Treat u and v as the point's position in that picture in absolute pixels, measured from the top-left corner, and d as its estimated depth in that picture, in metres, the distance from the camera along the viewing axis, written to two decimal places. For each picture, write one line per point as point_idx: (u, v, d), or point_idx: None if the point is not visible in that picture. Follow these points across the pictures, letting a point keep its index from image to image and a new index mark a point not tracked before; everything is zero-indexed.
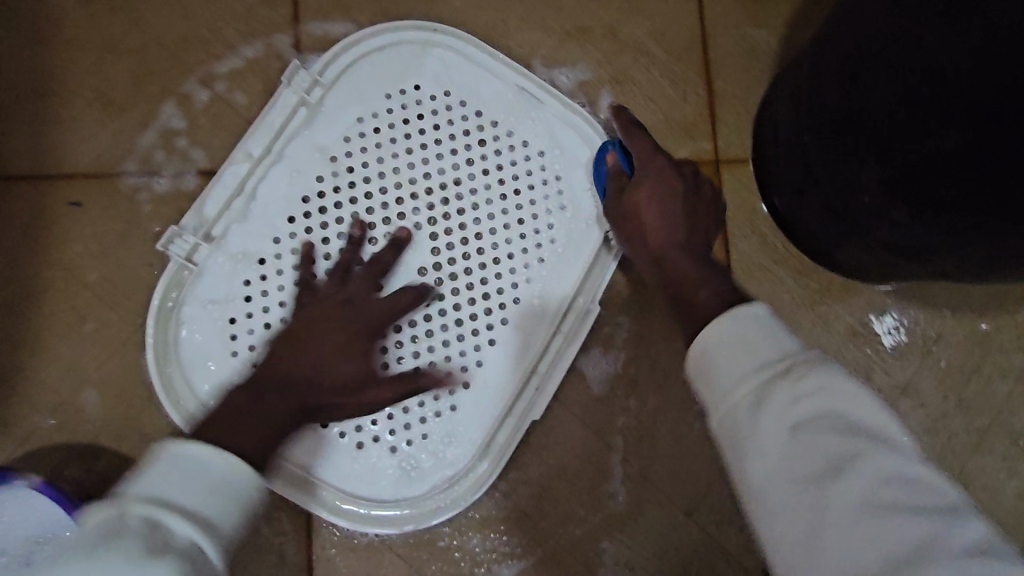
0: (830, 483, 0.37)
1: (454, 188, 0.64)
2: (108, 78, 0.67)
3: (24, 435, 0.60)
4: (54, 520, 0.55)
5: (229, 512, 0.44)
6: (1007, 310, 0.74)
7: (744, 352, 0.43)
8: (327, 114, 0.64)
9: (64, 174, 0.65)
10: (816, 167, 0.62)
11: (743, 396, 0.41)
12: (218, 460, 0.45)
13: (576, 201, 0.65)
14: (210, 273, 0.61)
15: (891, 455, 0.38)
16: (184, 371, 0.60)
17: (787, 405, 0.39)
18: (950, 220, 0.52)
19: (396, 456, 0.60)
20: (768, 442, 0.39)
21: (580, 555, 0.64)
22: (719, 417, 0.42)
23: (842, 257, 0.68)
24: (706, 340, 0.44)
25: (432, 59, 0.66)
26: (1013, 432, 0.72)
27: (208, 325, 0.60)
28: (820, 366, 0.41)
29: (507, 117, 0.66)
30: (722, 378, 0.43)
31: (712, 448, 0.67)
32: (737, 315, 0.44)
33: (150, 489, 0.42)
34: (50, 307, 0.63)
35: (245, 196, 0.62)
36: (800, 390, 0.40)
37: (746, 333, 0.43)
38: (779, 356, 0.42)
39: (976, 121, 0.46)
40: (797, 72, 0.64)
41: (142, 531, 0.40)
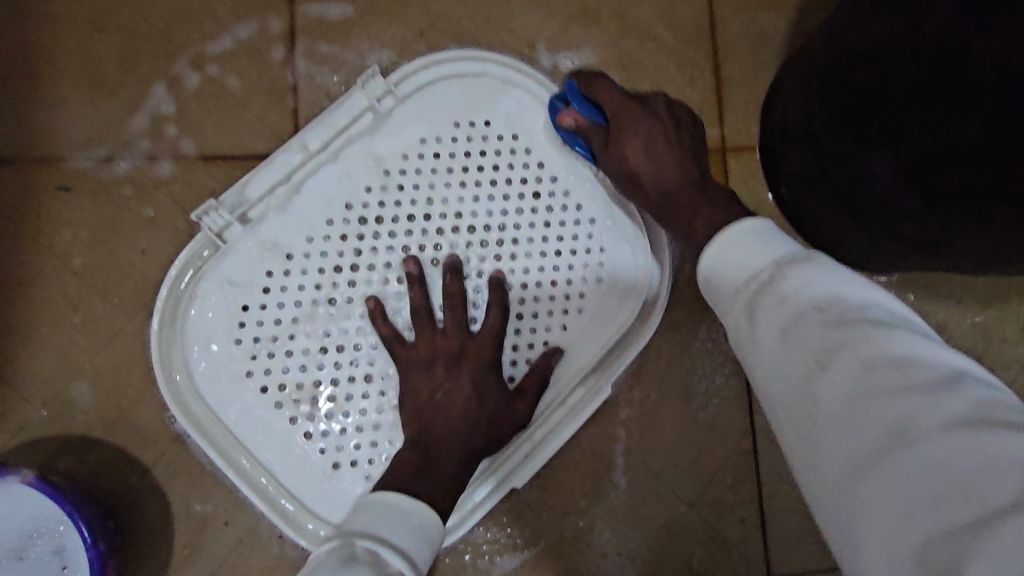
0: (822, 370, 0.37)
1: (492, 223, 0.63)
2: (96, 58, 0.64)
3: (17, 427, 0.59)
4: (48, 516, 0.53)
5: (419, 546, 0.45)
6: (1012, 301, 0.73)
7: (739, 260, 0.45)
8: (393, 126, 0.63)
9: (51, 158, 0.63)
10: (824, 154, 0.60)
11: (740, 308, 0.43)
12: (424, 515, 0.47)
13: (615, 272, 0.64)
14: (235, 253, 0.59)
15: (897, 335, 0.37)
16: (187, 345, 0.59)
17: (774, 306, 0.41)
18: (963, 213, 0.51)
19: (366, 486, 0.59)
20: (769, 351, 0.41)
21: (583, 546, 0.64)
22: (730, 328, 0.45)
23: (849, 248, 0.67)
24: (708, 256, 0.48)
25: (511, 99, 0.65)
26: None
27: (220, 308, 0.59)
28: (802, 266, 0.42)
29: (567, 169, 0.64)
30: (725, 290, 0.45)
31: (715, 439, 0.67)
32: (732, 228, 0.47)
33: (369, 529, 0.44)
34: (40, 296, 0.61)
35: (290, 185, 0.60)
36: (796, 293, 0.40)
37: (742, 245, 0.45)
38: (769, 262, 0.43)
39: (995, 113, 0.45)
40: (806, 58, 0.62)
41: (369, 558, 0.40)
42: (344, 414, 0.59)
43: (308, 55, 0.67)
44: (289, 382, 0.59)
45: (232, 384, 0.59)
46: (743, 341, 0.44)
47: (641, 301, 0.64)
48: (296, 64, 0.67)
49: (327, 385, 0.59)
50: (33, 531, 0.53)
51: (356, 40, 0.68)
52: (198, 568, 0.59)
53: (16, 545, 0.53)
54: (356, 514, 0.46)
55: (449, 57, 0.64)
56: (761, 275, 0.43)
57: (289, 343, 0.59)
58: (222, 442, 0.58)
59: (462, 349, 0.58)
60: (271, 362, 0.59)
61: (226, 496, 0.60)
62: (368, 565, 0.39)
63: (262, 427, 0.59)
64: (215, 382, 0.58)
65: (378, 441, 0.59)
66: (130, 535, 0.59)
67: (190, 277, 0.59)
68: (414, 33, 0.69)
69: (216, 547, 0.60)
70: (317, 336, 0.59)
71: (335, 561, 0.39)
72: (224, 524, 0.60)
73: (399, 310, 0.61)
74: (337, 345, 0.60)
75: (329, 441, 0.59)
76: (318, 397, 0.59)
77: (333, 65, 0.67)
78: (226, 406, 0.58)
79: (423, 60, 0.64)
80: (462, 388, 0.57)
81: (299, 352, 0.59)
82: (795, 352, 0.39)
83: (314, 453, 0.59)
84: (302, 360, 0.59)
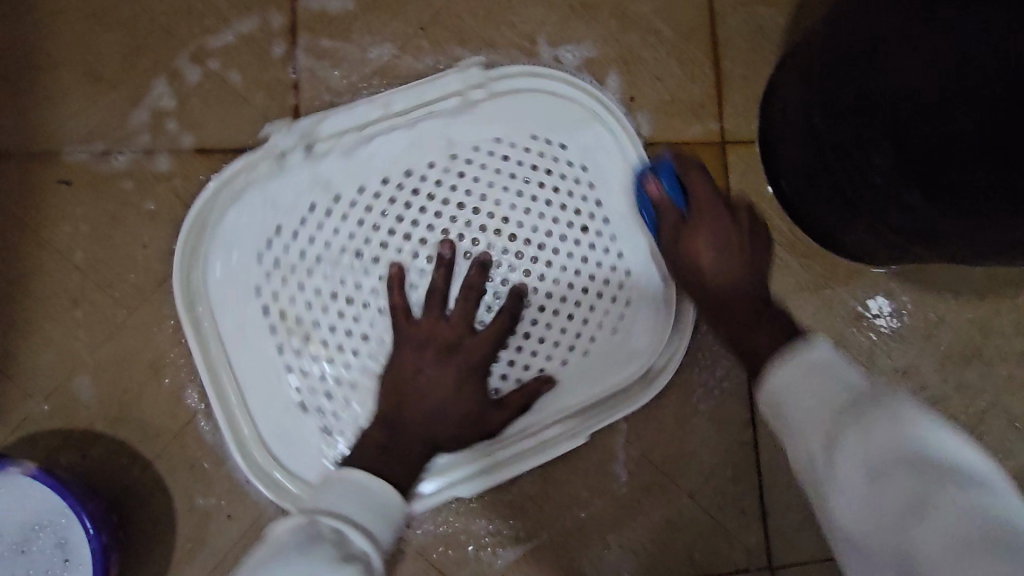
0: (912, 525, 0.36)
1: (535, 220, 0.62)
2: (96, 51, 0.64)
3: (19, 420, 0.59)
4: (50, 509, 0.53)
5: (381, 525, 0.45)
6: (1009, 294, 0.74)
7: (807, 387, 0.44)
8: (478, 116, 0.64)
9: (51, 152, 0.63)
10: (825, 148, 0.61)
11: (816, 437, 0.42)
12: (388, 491, 0.47)
13: (638, 307, 0.64)
14: (283, 176, 0.61)
15: (980, 488, 0.36)
16: (212, 240, 0.60)
17: (854, 447, 0.40)
18: (962, 204, 0.52)
19: (323, 442, 0.60)
20: (845, 494, 0.40)
21: (584, 538, 0.64)
22: (798, 460, 0.44)
23: (850, 239, 0.67)
24: (770, 385, 0.46)
25: (591, 133, 0.66)
26: (1010, 415, 0.73)
27: (253, 228, 0.60)
28: (893, 407, 0.41)
29: (618, 198, 0.65)
30: (792, 418, 0.44)
31: (715, 431, 0.67)
32: (800, 354, 0.46)
33: (333, 506, 0.44)
34: (41, 290, 0.61)
35: (360, 135, 0.63)
36: (871, 431, 0.40)
37: (813, 370, 0.45)
38: (848, 393, 0.42)
39: (991, 104, 0.46)
40: (803, 51, 0.63)
41: (332, 540, 0.41)
42: (341, 395, 0.60)
43: (309, 49, 0.67)
44: (296, 319, 0.60)
45: (239, 299, 0.60)
46: (814, 477, 0.42)
47: (656, 345, 0.65)
48: (297, 58, 0.67)
49: (329, 345, 0.60)
50: (35, 524, 0.53)
51: (357, 34, 0.68)
52: (200, 561, 0.59)
53: (18, 537, 0.53)
54: (321, 487, 0.46)
55: (551, 75, 0.67)
56: (844, 408, 0.42)
57: (310, 296, 0.60)
58: (217, 365, 0.60)
59: (459, 342, 0.58)
60: (288, 307, 0.60)
61: (229, 488, 0.61)
62: (331, 552, 0.40)
63: (258, 371, 0.60)
64: (224, 289, 0.60)
65: (356, 414, 0.60)
66: (132, 528, 0.59)
67: (235, 188, 0.61)
68: (415, 27, 0.69)
69: (219, 540, 0.60)
70: (337, 294, 0.60)
71: (295, 551, 0.39)
72: (227, 516, 0.60)
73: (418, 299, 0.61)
74: (351, 314, 0.60)
75: (319, 411, 0.60)
76: (315, 346, 0.60)
77: (334, 60, 0.67)
78: (229, 331, 0.60)
79: (529, 70, 0.67)
80: (449, 377, 0.57)
81: (314, 300, 0.60)
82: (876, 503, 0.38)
83: (300, 416, 0.60)
84: (312, 307, 0.60)
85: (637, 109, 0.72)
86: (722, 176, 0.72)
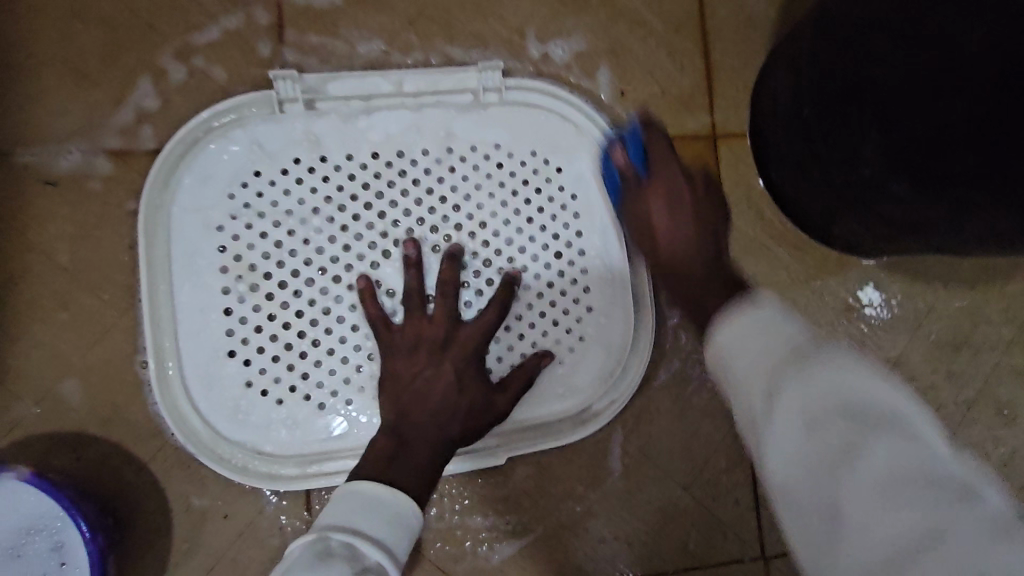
0: (848, 481, 0.33)
1: (509, 214, 0.65)
2: (79, 48, 0.63)
3: (10, 425, 0.58)
4: (45, 512, 0.52)
5: (398, 534, 0.45)
6: (997, 284, 0.75)
7: (756, 341, 0.39)
8: (484, 117, 0.65)
9: (34, 153, 0.62)
10: (815, 140, 0.61)
11: (754, 390, 0.38)
12: (402, 502, 0.47)
13: (595, 319, 0.65)
14: (280, 125, 0.63)
15: (911, 464, 0.32)
16: (191, 162, 0.61)
17: (793, 401, 0.36)
18: (951, 194, 0.52)
19: (240, 392, 0.60)
20: (775, 444, 0.36)
21: (580, 531, 0.65)
22: (741, 417, 0.40)
23: (840, 232, 0.68)
24: (717, 342, 0.42)
25: (589, 163, 0.67)
26: (998, 402, 0.74)
27: (236, 160, 0.62)
28: (828, 351, 0.37)
29: (597, 227, 0.66)
30: (737, 375, 0.39)
31: (710, 423, 0.68)
32: (739, 315, 0.41)
33: (346, 519, 0.44)
34: (31, 293, 0.60)
35: (365, 106, 0.64)
36: (811, 383, 0.36)
37: (755, 328, 0.40)
38: (785, 347, 0.38)
39: (985, 94, 0.46)
40: (794, 42, 0.62)
41: (345, 554, 0.41)
42: (273, 360, 0.60)
43: (295, 45, 0.66)
44: (253, 272, 0.60)
45: (201, 230, 0.61)
46: (752, 430, 0.38)
47: (603, 360, 0.65)
48: (284, 55, 0.66)
49: (278, 305, 0.60)
50: (30, 527, 0.52)
51: (344, 29, 0.67)
52: (197, 561, 0.59)
53: (12, 541, 0.52)
54: (336, 500, 0.46)
55: (568, 99, 0.68)
56: (789, 354, 0.38)
57: (273, 247, 0.61)
58: (161, 268, 0.60)
59: (450, 338, 0.58)
60: (247, 251, 0.61)
61: (223, 487, 0.61)
62: (347, 566, 0.40)
63: (199, 302, 0.60)
64: (188, 214, 0.61)
65: (282, 380, 0.60)
66: (128, 530, 0.59)
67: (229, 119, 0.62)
68: (403, 22, 0.68)
69: (215, 539, 0.60)
70: (300, 257, 0.61)
71: (308, 567, 0.39)
72: (223, 515, 0.61)
73: (386, 292, 0.62)
74: (305, 282, 0.61)
75: (245, 363, 0.60)
76: (264, 301, 0.60)
77: (321, 55, 0.66)
78: (180, 249, 0.60)
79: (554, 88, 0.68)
80: (444, 376, 0.57)
81: (275, 258, 0.61)
82: (807, 444, 0.35)
83: (224, 362, 0.60)
84: (272, 264, 0.61)
85: (629, 103, 0.71)
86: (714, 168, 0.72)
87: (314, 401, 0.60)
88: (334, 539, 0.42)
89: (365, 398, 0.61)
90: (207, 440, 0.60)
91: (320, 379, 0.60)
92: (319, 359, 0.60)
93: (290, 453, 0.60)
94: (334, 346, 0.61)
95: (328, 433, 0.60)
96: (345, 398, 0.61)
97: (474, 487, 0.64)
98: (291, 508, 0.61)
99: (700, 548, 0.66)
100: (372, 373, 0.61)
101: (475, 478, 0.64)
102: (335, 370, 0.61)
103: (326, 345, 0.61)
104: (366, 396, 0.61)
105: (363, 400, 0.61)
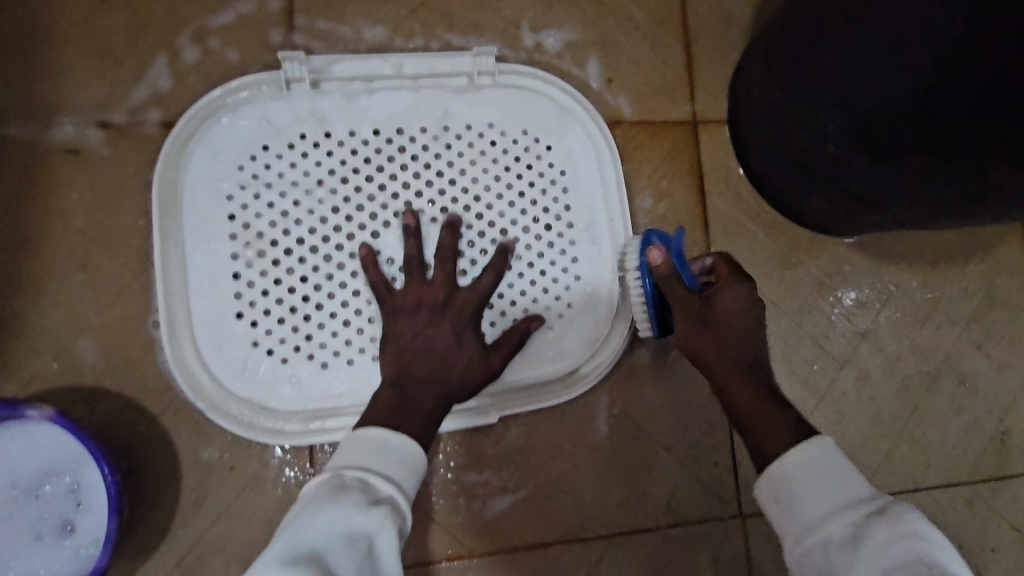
0: None
1: (502, 189, 0.69)
2: (102, 29, 0.67)
3: (28, 378, 0.61)
4: (66, 455, 0.55)
5: (405, 470, 0.49)
6: (957, 264, 0.80)
7: (823, 471, 0.49)
8: (478, 99, 0.70)
9: (55, 125, 0.65)
10: (786, 122, 0.66)
11: (816, 506, 0.47)
12: (406, 442, 0.50)
13: (584, 289, 0.70)
14: (287, 102, 0.67)
15: None
16: (203, 137, 0.65)
17: (877, 536, 0.44)
18: (904, 163, 0.58)
19: (249, 352, 0.63)
20: (845, 560, 0.44)
21: (568, 488, 0.69)
22: (808, 540, 0.46)
23: (811, 211, 0.73)
24: (785, 464, 0.50)
25: (576, 142, 0.72)
26: (959, 373, 0.79)
27: (246, 135, 0.66)
28: (902, 505, 0.46)
29: (584, 202, 0.71)
30: (807, 504, 0.48)
31: (690, 388, 0.72)
32: (818, 441, 0.51)
33: (357, 460, 0.48)
34: (49, 255, 0.64)
35: (367, 86, 0.68)
36: (892, 523, 0.44)
37: (831, 462, 0.49)
38: (860, 497, 0.47)
39: (927, 67, 0.51)
40: (765, 37, 0.68)
41: (359, 488, 0.45)
42: (279, 322, 0.63)
43: (305, 30, 0.71)
44: (260, 240, 0.64)
45: (211, 201, 0.64)
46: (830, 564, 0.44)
47: (591, 325, 0.69)
48: (294, 39, 0.70)
49: (284, 270, 0.64)
50: (47, 472, 0.55)
51: (350, 16, 0.72)
52: (203, 512, 0.62)
53: (31, 481, 0.54)
54: (344, 445, 0.51)
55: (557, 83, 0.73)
56: (861, 508, 0.46)
57: (279, 216, 0.65)
58: (173, 234, 0.64)
59: (449, 299, 0.62)
60: (255, 220, 0.64)
61: (230, 442, 0.64)
62: (360, 496, 0.45)
63: (209, 266, 0.63)
64: (200, 185, 0.64)
65: (288, 341, 0.63)
66: (138, 480, 0.61)
67: (239, 96, 0.66)
68: (406, 11, 0.73)
69: (220, 491, 0.63)
70: (305, 226, 0.65)
71: (327, 498, 0.44)
72: (229, 469, 0.63)
73: (385, 259, 0.66)
74: (309, 249, 0.65)
75: (252, 325, 0.63)
76: (271, 267, 0.64)
77: (329, 40, 0.71)
78: (191, 217, 0.64)
79: (545, 73, 0.73)
80: (443, 333, 0.60)
81: (281, 226, 0.64)
82: (883, 555, 0.43)
83: (233, 324, 0.63)
84: (278, 232, 0.64)
85: (616, 91, 0.77)
86: (695, 152, 0.78)
87: (318, 359, 0.64)
88: (347, 476, 0.47)
89: (366, 358, 0.64)
90: (214, 397, 0.63)
91: (322, 339, 0.64)
92: (323, 320, 0.64)
93: (294, 410, 0.63)
94: (337, 309, 0.64)
95: (330, 391, 0.64)
96: (346, 357, 0.64)
97: (468, 446, 0.68)
98: (295, 462, 0.65)
99: (680, 506, 0.70)
100: (373, 334, 0.65)
101: (469, 438, 0.68)
102: (337, 330, 0.64)
103: (329, 307, 0.64)
104: (367, 356, 0.65)
105: (364, 359, 0.64)
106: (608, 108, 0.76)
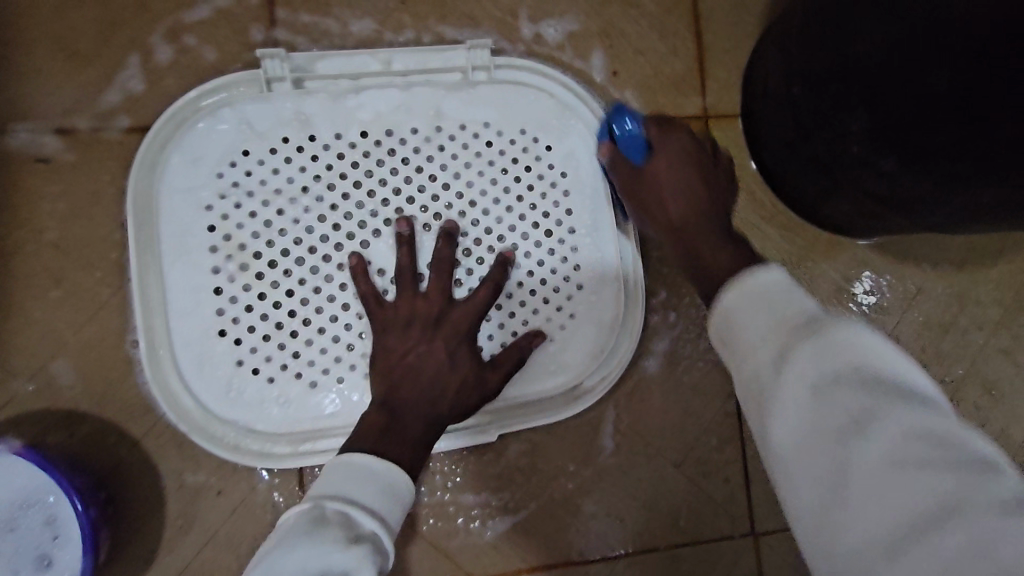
0: (846, 422, 0.36)
1: (499, 192, 0.65)
2: (71, 26, 0.63)
3: (4, 402, 0.58)
4: (39, 487, 0.52)
5: (389, 503, 0.46)
6: (984, 265, 0.76)
7: (765, 301, 0.44)
8: (474, 95, 0.65)
9: (24, 132, 0.62)
10: (807, 118, 0.61)
11: (753, 339, 0.42)
12: (394, 474, 0.47)
13: (587, 299, 0.66)
14: (267, 103, 0.62)
15: (908, 414, 0.35)
16: (179, 143, 0.61)
17: (806, 355, 0.39)
18: (937, 166, 0.52)
19: (233, 372, 0.60)
20: (773, 386, 0.40)
21: (572, 508, 0.66)
22: (744, 379, 0.42)
23: (830, 212, 0.68)
24: (724, 302, 0.46)
25: (579, 140, 0.67)
26: (986, 380, 0.75)
27: (225, 139, 0.61)
28: (840, 318, 0.40)
29: (587, 205, 0.67)
30: (743, 343, 0.43)
31: (699, 401, 0.69)
32: (753, 275, 0.45)
33: (340, 489, 0.45)
34: (22, 270, 0.60)
35: (353, 85, 0.64)
36: (825, 341, 0.39)
37: (766, 294, 0.44)
38: (796, 318, 0.42)
39: (965, 64, 0.46)
40: (784, 24, 0.63)
41: (339, 522, 0.42)
42: (264, 339, 0.60)
43: (287, 24, 0.66)
44: (243, 252, 0.60)
45: (189, 211, 0.60)
46: (757, 389, 0.41)
47: (596, 337, 0.65)
48: (276, 34, 0.66)
49: (267, 283, 0.60)
50: (21, 503, 0.52)
51: (336, 9, 0.67)
52: (192, 538, 0.60)
53: (4, 514, 0.52)
54: (327, 472, 0.47)
55: (557, 78, 0.69)
56: (797, 326, 0.41)
57: (262, 226, 0.61)
58: (151, 248, 0.60)
59: (442, 314, 0.58)
60: (237, 231, 0.61)
61: (217, 464, 0.61)
62: (340, 532, 0.41)
63: (189, 281, 0.60)
64: (178, 195, 0.60)
65: (274, 358, 0.60)
66: (121, 506, 0.59)
67: (218, 100, 0.62)
68: (396, 2, 0.68)
69: (210, 515, 0.60)
70: (289, 236, 0.61)
71: (304, 533, 0.41)
72: (217, 492, 0.61)
73: (377, 270, 0.62)
74: (294, 260, 0.61)
75: (236, 342, 0.60)
76: (254, 281, 0.60)
77: (313, 35, 0.66)
78: (169, 229, 0.60)
79: (544, 68, 0.68)
80: (436, 350, 0.57)
81: (264, 237, 0.61)
82: (814, 376, 0.38)
83: (215, 342, 0.60)
84: (261, 243, 0.61)
85: (621, 84, 0.72)
86: None
87: (307, 377, 0.60)
88: (327, 507, 0.43)
89: (356, 376, 0.61)
90: (199, 419, 0.60)
91: (311, 356, 0.60)
92: (310, 336, 0.60)
93: (283, 431, 0.60)
94: (326, 324, 0.61)
95: (320, 411, 0.60)
96: (336, 375, 0.61)
97: (467, 464, 0.65)
98: (283, 486, 0.62)
99: (690, 524, 0.67)
100: (364, 352, 0.61)
101: (467, 456, 0.65)
102: (326, 346, 0.61)
103: (317, 321, 0.61)
104: (358, 373, 0.61)
105: (354, 377, 0.61)
106: (612, 102, 0.71)
